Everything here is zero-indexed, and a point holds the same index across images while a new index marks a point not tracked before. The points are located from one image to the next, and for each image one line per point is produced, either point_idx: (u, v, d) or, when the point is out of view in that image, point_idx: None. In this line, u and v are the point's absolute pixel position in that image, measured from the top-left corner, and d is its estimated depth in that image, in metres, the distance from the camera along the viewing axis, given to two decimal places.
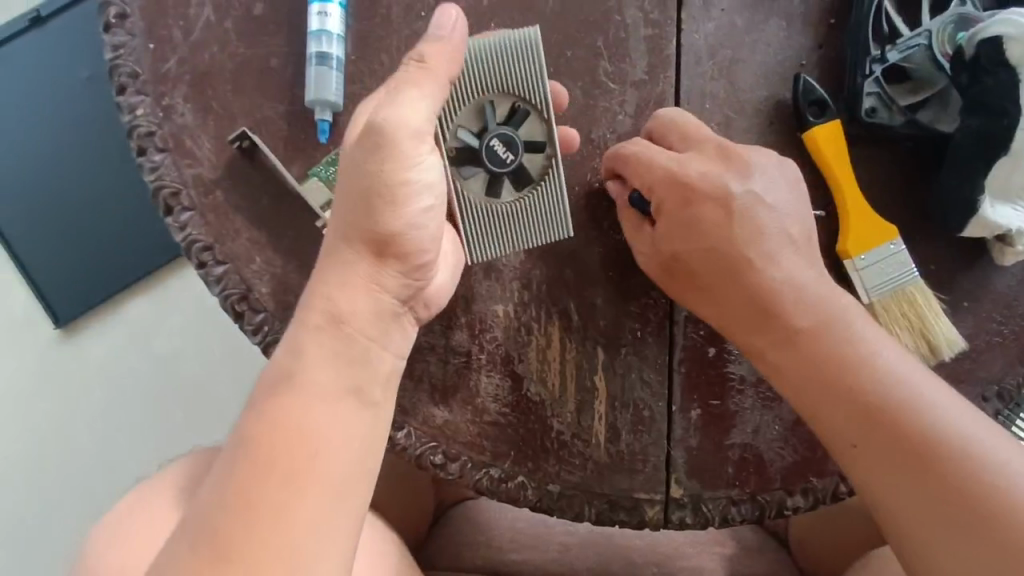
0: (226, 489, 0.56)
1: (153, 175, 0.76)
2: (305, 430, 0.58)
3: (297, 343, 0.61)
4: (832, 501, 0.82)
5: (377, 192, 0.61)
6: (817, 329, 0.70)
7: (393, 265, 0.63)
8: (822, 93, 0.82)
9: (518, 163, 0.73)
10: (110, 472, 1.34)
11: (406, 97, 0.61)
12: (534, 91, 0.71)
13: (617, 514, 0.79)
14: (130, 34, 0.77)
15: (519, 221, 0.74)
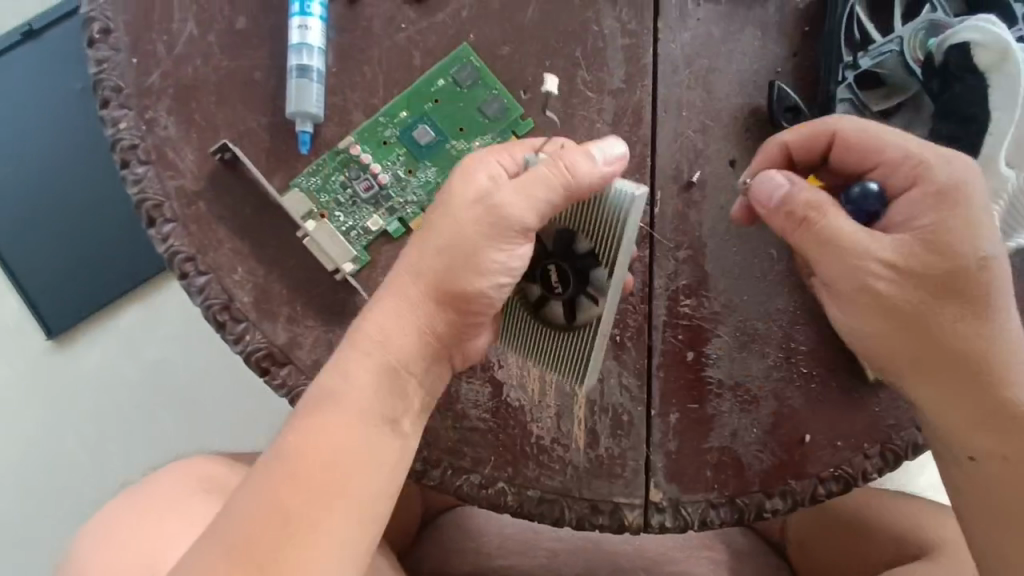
0: (262, 501, 0.60)
1: (136, 187, 0.78)
2: (339, 447, 0.62)
3: (346, 368, 0.65)
4: (809, 504, 0.83)
5: (461, 260, 0.64)
6: (950, 310, 0.66)
7: (452, 317, 0.66)
8: (796, 99, 0.84)
9: (572, 297, 0.69)
10: (99, 478, 1.35)
11: (529, 181, 0.64)
12: (614, 250, 0.67)
13: (597, 518, 0.80)
14: (114, 49, 0.79)
15: (561, 345, 0.72)
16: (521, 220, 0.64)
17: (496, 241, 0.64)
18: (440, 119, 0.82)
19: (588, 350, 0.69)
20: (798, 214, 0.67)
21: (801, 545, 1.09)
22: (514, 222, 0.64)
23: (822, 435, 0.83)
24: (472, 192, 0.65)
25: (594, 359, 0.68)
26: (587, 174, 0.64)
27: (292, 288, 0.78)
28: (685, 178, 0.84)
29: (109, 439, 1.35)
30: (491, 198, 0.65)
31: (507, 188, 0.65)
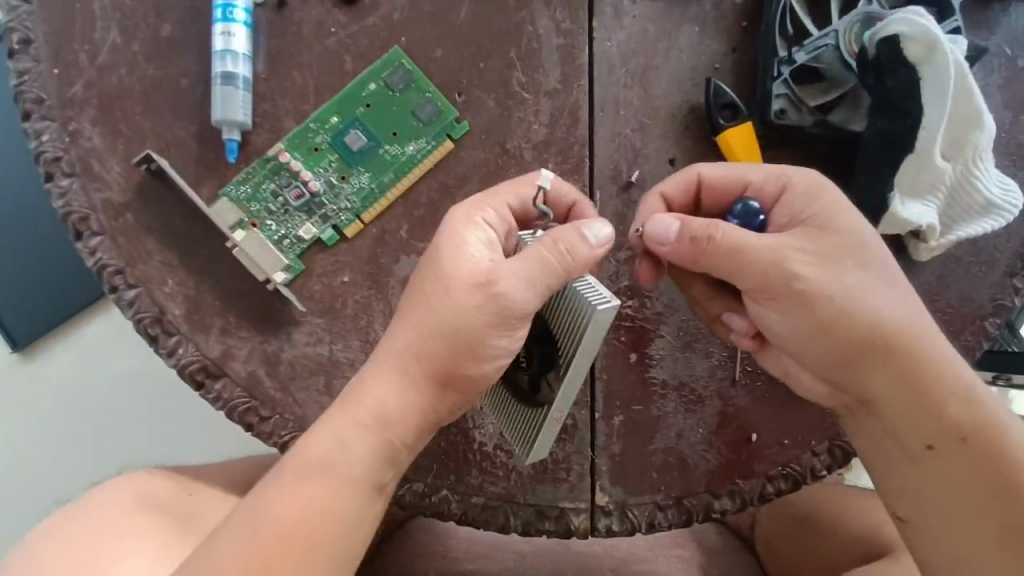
0: (245, 558, 0.60)
1: (61, 200, 0.76)
2: (326, 509, 0.62)
3: (340, 436, 0.63)
4: (759, 503, 0.82)
5: (464, 345, 0.63)
6: (863, 303, 0.65)
7: (452, 397, 0.65)
8: (733, 97, 0.83)
9: (535, 377, 0.70)
10: (44, 495, 1.26)
11: (532, 265, 0.62)
12: (576, 344, 0.66)
13: (543, 523, 0.79)
14: (35, 59, 0.77)
15: (522, 418, 0.73)
16: (522, 306, 0.62)
17: (500, 328, 0.63)
18: (372, 124, 0.81)
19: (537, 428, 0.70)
20: (700, 237, 0.67)
21: (768, 543, 1.07)
22: (514, 312, 0.62)
23: (768, 433, 0.83)
24: (472, 273, 0.63)
25: (540, 437, 0.70)
26: (584, 259, 0.63)
27: (224, 299, 0.77)
28: (624, 178, 0.83)
29: (55, 452, 1.27)
30: (491, 279, 0.62)
31: (509, 271, 0.62)
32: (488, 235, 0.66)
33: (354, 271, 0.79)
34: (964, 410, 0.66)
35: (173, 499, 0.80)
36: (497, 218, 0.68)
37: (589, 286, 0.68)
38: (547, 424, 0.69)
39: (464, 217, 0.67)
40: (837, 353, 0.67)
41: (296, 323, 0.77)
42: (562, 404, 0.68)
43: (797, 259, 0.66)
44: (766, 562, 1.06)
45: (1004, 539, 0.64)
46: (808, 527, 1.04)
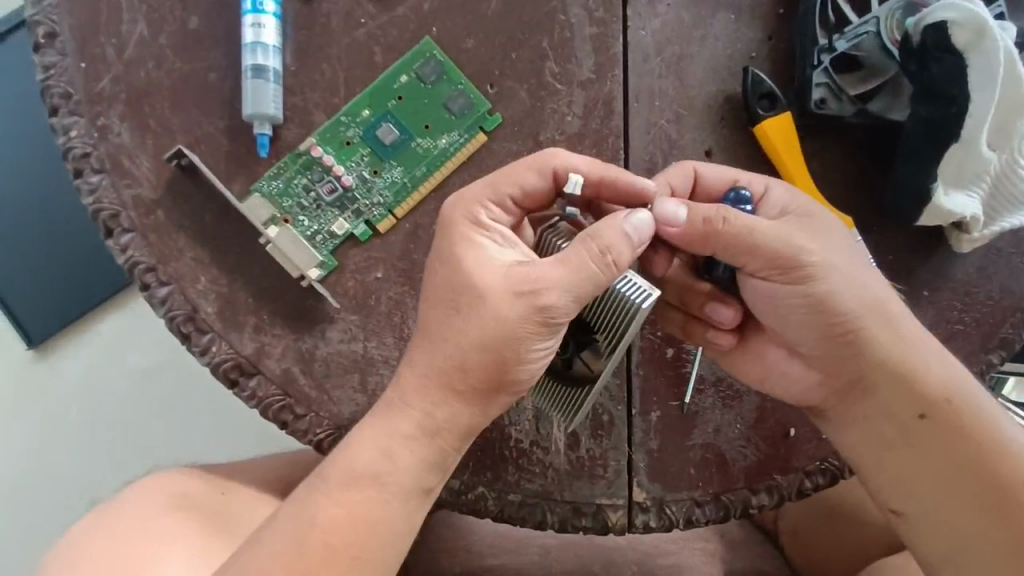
0: (291, 563, 0.60)
1: (91, 197, 0.75)
2: (371, 516, 0.63)
3: (385, 446, 0.63)
4: (798, 499, 0.82)
5: (512, 356, 0.61)
6: (853, 287, 0.67)
7: (501, 400, 0.65)
8: (771, 85, 0.81)
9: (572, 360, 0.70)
10: (67, 494, 1.26)
11: (570, 267, 0.61)
12: (618, 333, 0.66)
13: (580, 520, 0.78)
14: (62, 54, 0.75)
15: (556, 394, 0.72)
16: (566, 311, 0.61)
17: (541, 332, 0.61)
18: (404, 116, 0.79)
19: (578, 400, 0.69)
20: (713, 219, 0.66)
21: (795, 533, 1.05)
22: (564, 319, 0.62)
23: (807, 427, 0.81)
24: (511, 283, 0.61)
25: (581, 413, 0.69)
26: (625, 256, 0.62)
27: (256, 296, 0.76)
28: (660, 170, 0.82)
29: (79, 452, 1.27)
30: (531, 286, 0.60)
31: (553, 283, 0.60)
32: (498, 234, 0.65)
33: (387, 267, 0.78)
34: (944, 393, 0.68)
35: (204, 498, 0.80)
36: (501, 211, 0.67)
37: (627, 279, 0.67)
38: (583, 400, 0.69)
39: (470, 218, 0.65)
40: (831, 336, 0.70)
41: (330, 319, 0.76)
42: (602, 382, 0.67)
43: (790, 245, 0.66)
44: (792, 555, 1.05)
45: (981, 512, 0.67)
46: (837, 518, 1.03)
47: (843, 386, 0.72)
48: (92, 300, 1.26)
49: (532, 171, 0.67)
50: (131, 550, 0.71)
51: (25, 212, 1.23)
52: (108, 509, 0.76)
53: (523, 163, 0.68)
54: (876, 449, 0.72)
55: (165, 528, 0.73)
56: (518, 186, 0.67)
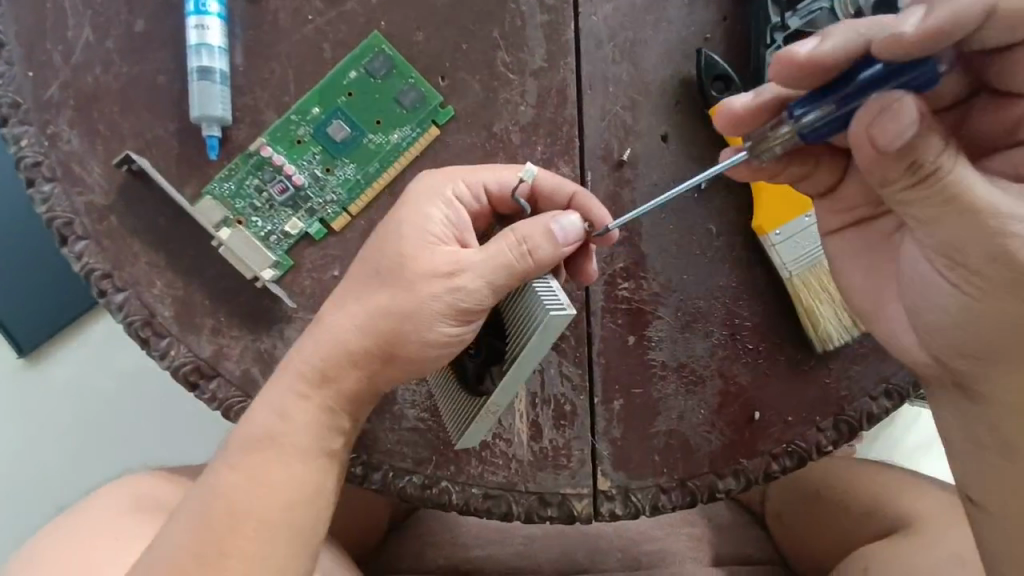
0: (194, 532, 0.58)
1: (44, 205, 0.75)
2: (273, 479, 0.61)
3: (279, 406, 0.62)
4: (765, 482, 0.81)
5: (412, 328, 0.62)
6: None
7: (397, 372, 0.64)
8: (725, 68, 0.80)
9: (481, 369, 0.69)
10: (35, 499, 1.24)
11: (484, 255, 0.62)
12: (523, 344, 0.63)
13: (545, 510, 0.78)
14: (8, 63, 0.75)
15: (466, 406, 0.70)
16: (474, 299, 0.62)
17: (437, 317, 0.62)
18: (355, 113, 0.79)
19: (472, 414, 0.68)
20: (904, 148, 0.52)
21: (778, 516, 1.05)
22: (469, 304, 0.62)
23: (773, 411, 0.81)
24: (433, 262, 0.63)
25: (472, 428, 0.68)
26: (544, 259, 0.62)
27: (214, 298, 0.76)
28: (616, 158, 0.81)
29: (49, 457, 1.25)
30: (453, 271, 0.62)
31: (471, 268, 0.62)
32: (452, 215, 0.67)
33: (343, 264, 0.78)
34: None
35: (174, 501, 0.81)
36: (469, 193, 0.68)
37: (549, 289, 0.64)
38: (482, 413, 0.67)
39: (431, 191, 0.67)
40: (987, 353, 0.60)
41: (287, 319, 0.76)
42: (500, 395, 0.65)
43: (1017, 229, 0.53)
44: (776, 536, 1.05)
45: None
46: (820, 503, 1.02)
47: (957, 388, 0.64)
48: (70, 310, 1.25)
49: (512, 171, 0.71)
50: (96, 553, 0.71)
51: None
52: (77, 516, 0.77)
53: (506, 167, 0.71)
54: (969, 453, 0.66)
55: (133, 529, 0.74)
56: (491, 180, 0.69)
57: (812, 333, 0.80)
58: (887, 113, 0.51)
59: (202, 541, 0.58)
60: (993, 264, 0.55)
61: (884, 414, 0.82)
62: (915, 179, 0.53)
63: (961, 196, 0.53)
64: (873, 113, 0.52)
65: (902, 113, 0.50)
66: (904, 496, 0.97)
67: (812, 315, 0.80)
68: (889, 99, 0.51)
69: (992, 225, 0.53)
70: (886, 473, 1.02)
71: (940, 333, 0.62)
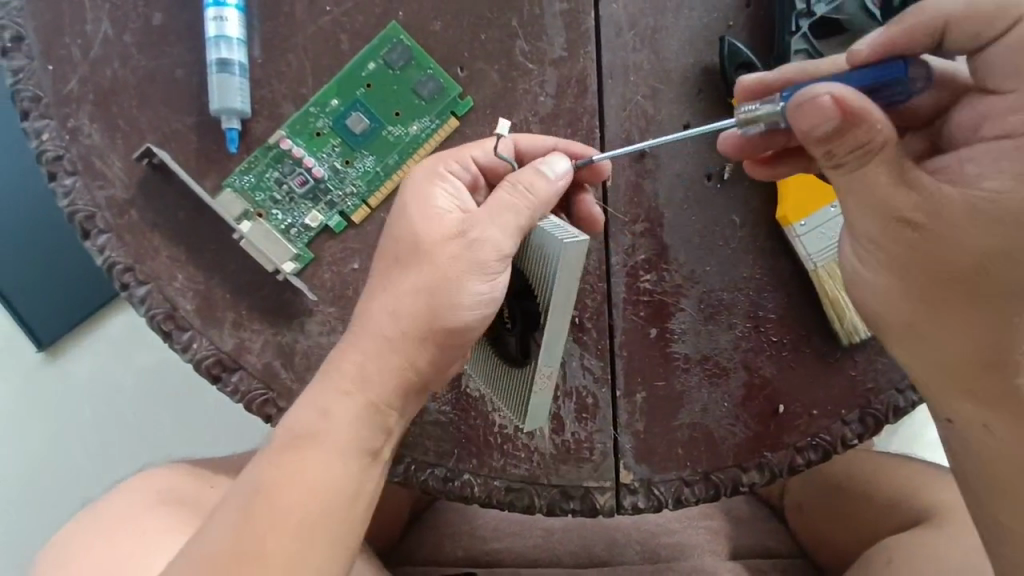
0: (238, 529, 0.57)
1: (66, 200, 0.75)
2: (317, 480, 0.59)
3: (320, 404, 0.61)
4: (790, 475, 0.80)
5: (443, 298, 0.62)
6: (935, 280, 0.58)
7: (431, 350, 0.63)
8: (748, 55, 0.78)
9: (521, 333, 0.68)
10: (64, 493, 1.25)
11: (496, 212, 0.62)
12: (549, 294, 0.63)
13: (567, 504, 0.78)
14: (28, 57, 0.75)
15: (514, 380, 0.69)
16: (492, 253, 0.62)
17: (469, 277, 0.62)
18: (374, 104, 0.78)
19: (527, 389, 0.66)
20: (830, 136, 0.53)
21: (798, 509, 1.03)
22: (487, 258, 0.62)
23: (799, 403, 0.80)
24: (443, 229, 0.63)
25: (533, 400, 0.65)
26: (542, 189, 0.63)
27: (234, 292, 0.76)
28: (637, 148, 0.81)
29: (76, 450, 1.26)
30: (467, 236, 0.62)
31: (482, 225, 0.62)
32: (453, 186, 0.66)
33: (363, 257, 0.77)
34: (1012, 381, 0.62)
35: (196, 495, 0.81)
36: (462, 168, 0.68)
37: (557, 227, 0.65)
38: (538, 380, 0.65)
39: (424, 172, 0.67)
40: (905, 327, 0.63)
41: (308, 312, 0.76)
42: (548, 355, 0.63)
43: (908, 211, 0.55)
44: (796, 528, 1.04)
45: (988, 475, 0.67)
46: (840, 496, 1.00)
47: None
48: (88, 306, 1.26)
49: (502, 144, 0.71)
50: (125, 548, 0.71)
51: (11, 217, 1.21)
52: (104, 511, 0.77)
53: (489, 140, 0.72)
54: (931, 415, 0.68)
55: (156, 522, 0.75)
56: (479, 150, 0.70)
57: (838, 324, 0.79)
58: (805, 106, 0.52)
59: (242, 539, 0.57)
60: (897, 253, 0.58)
61: (911, 407, 0.81)
62: (832, 165, 0.55)
63: (870, 190, 0.54)
64: (804, 97, 0.52)
65: (821, 106, 0.51)
66: (927, 489, 0.95)
67: (837, 306, 0.79)
68: (826, 87, 0.52)
69: (879, 208, 0.55)
70: (909, 465, 1.00)
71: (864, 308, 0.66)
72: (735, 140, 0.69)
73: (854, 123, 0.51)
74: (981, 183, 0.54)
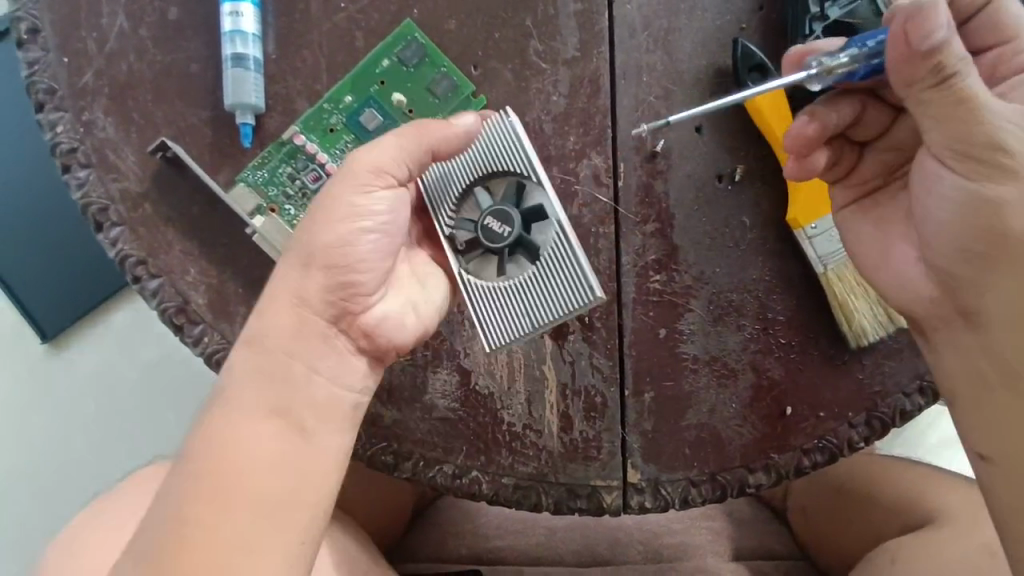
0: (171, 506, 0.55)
1: (79, 192, 0.75)
2: (236, 439, 0.57)
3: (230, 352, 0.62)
4: (796, 477, 0.81)
5: (322, 223, 0.62)
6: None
7: (317, 273, 0.62)
8: (762, 58, 0.79)
9: (517, 230, 0.67)
10: (69, 487, 1.25)
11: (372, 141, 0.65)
12: (519, 159, 0.68)
13: (575, 502, 0.78)
14: (44, 50, 0.75)
15: (520, 295, 0.67)
16: (369, 164, 0.63)
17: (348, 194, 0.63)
18: (388, 101, 0.78)
19: (558, 259, 0.67)
20: (943, 45, 0.54)
21: (801, 511, 1.04)
22: (363, 170, 0.63)
23: (806, 405, 0.80)
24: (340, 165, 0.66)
25: (574, 250, 0.65)
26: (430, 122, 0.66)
27: (246, 286, 0.76)
28: (649, 148, 0.81)
29: (80, 444, 1.26)
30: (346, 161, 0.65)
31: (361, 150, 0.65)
32: None
33: None
34: None
35: None
36: None
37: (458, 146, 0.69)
38: (562, 265, 0.66)
39: None
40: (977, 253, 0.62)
41: None
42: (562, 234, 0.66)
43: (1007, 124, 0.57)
44: (798, 530, 1.04)
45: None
46: (843, 498, 1.00)
47: (960, 320, 0.65)
48: (93, 300, 1.26)
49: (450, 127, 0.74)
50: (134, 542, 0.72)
51: (20, 209, 1.22)
52: (114, 505, 0.78)
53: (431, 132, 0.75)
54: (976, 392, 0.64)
55: None
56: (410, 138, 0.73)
57: (847, 327, 0.79)
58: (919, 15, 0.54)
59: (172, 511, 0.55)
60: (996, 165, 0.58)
61: (917, 410, 0.81)
62: (936, 80, 0.56)
63: (972, 98, 0.56)
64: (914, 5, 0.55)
65: (934, 14, 0.54)
66: (932, 493, 0.95)
67: (846, 309, 0.79)
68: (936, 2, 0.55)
69: (977, 116, 0.57)
70: (913, 467, 1.00)
71: (943, 237, 0.64)
72: (802, 128, 0.69)
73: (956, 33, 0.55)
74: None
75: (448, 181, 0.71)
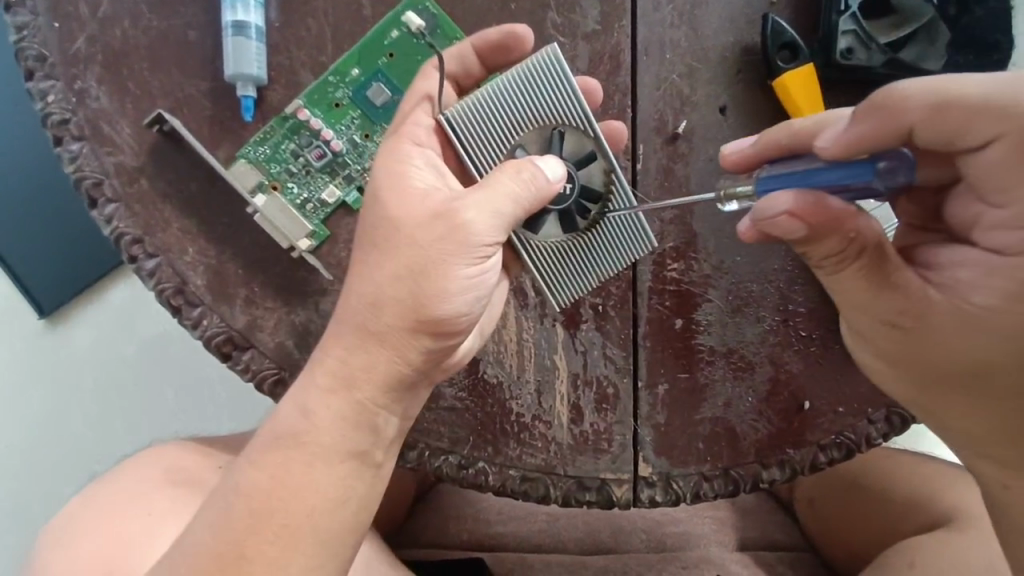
0: (218, 533, 0.54)
1: (72, 166, 0.71)
2: (308, 482, 0.55)
3: (302, 402, 0.55)
4: (811, 473, 0.78)
5: (432, 287, 0.54)
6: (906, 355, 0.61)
7: (419, 342, 0.55)
8: (793, 35, 0.74)
9: (580, 189, 0.65)
10: (66, 466, 1.23)
11: (484, 194, 0.55)
12: (568, 111, 0.63)
13: (583, 495, 0.76)
14: (33, 13, 0.71)
15: (585, 254, 0.67)
16: (484, 234, 0.55)
17: (462, 258, 0.55)
18: (396, 76, 0.74)
19: (614, 218, 0.66)
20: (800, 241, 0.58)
21: (810, 502, 1.02)
22: (478, 238, 0.55)
23: (823, 401, 0.78)
24: (424, 206, 0.56)
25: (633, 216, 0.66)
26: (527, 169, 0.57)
27: (246, 268, 0.73)
28: (670, 130, 0.77)
29: (80, 422, 1.24)
30: (447, 211, 0.55)
31: (468, 204, 0.55)
32: (427, 163, 0.60)
33: None
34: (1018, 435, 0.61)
35: (202, 473, 0.79)
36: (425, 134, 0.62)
37: (485, 98, 0.62)
38: (620, 224, 0.67)
39: (394, 156, 0.60)
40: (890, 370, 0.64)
41: (323, 291, 0.74)
42: (625, 203, 0.65)
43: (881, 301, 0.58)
44: (804, 519, 1.02)
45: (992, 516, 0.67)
46: (855, 490, 0.98)
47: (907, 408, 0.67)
48: (88, 275, 1.23)
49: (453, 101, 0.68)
50: (130, 530, 0.70)
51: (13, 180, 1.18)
52: (108, 490, 0.75)
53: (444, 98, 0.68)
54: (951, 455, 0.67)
55: (162, 504, 0.73)
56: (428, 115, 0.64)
57: None
58: (768, 224, 0.57)
59: (223, 541, 0.54)
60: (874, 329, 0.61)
61: None
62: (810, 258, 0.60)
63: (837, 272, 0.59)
64: (764, 216, 0.57)
65: (781, 225, 0.56)
66: (949, 492, 0.93)
67: None
68: (788, 200, 0.56)
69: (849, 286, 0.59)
70: (929, 463, 0.98)
71: (865, 361, 0.67)
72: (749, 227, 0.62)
73: (825, 230, 0.56)
74: (975, 297, 0.57)
75: (488, 139, 0.63)
